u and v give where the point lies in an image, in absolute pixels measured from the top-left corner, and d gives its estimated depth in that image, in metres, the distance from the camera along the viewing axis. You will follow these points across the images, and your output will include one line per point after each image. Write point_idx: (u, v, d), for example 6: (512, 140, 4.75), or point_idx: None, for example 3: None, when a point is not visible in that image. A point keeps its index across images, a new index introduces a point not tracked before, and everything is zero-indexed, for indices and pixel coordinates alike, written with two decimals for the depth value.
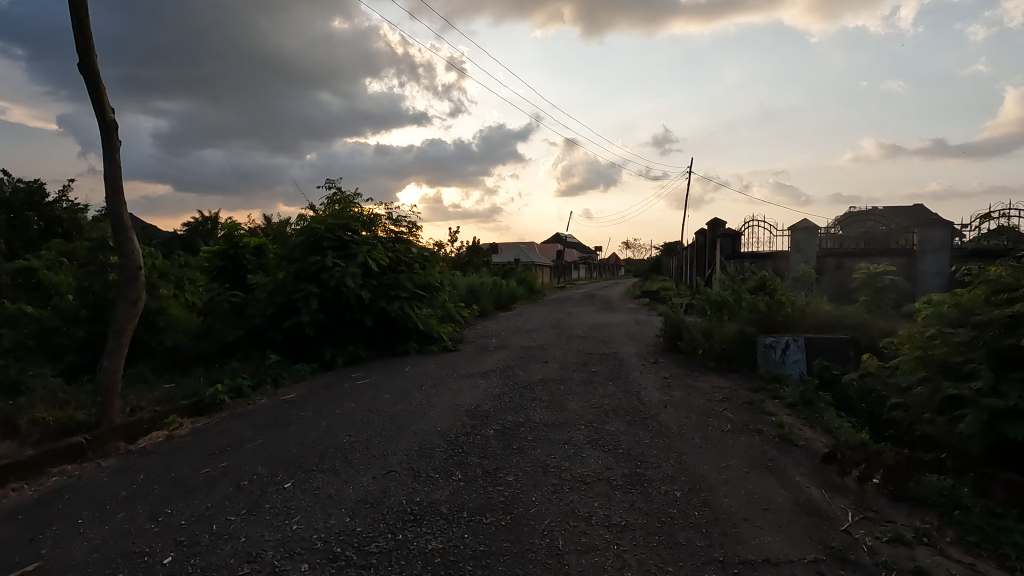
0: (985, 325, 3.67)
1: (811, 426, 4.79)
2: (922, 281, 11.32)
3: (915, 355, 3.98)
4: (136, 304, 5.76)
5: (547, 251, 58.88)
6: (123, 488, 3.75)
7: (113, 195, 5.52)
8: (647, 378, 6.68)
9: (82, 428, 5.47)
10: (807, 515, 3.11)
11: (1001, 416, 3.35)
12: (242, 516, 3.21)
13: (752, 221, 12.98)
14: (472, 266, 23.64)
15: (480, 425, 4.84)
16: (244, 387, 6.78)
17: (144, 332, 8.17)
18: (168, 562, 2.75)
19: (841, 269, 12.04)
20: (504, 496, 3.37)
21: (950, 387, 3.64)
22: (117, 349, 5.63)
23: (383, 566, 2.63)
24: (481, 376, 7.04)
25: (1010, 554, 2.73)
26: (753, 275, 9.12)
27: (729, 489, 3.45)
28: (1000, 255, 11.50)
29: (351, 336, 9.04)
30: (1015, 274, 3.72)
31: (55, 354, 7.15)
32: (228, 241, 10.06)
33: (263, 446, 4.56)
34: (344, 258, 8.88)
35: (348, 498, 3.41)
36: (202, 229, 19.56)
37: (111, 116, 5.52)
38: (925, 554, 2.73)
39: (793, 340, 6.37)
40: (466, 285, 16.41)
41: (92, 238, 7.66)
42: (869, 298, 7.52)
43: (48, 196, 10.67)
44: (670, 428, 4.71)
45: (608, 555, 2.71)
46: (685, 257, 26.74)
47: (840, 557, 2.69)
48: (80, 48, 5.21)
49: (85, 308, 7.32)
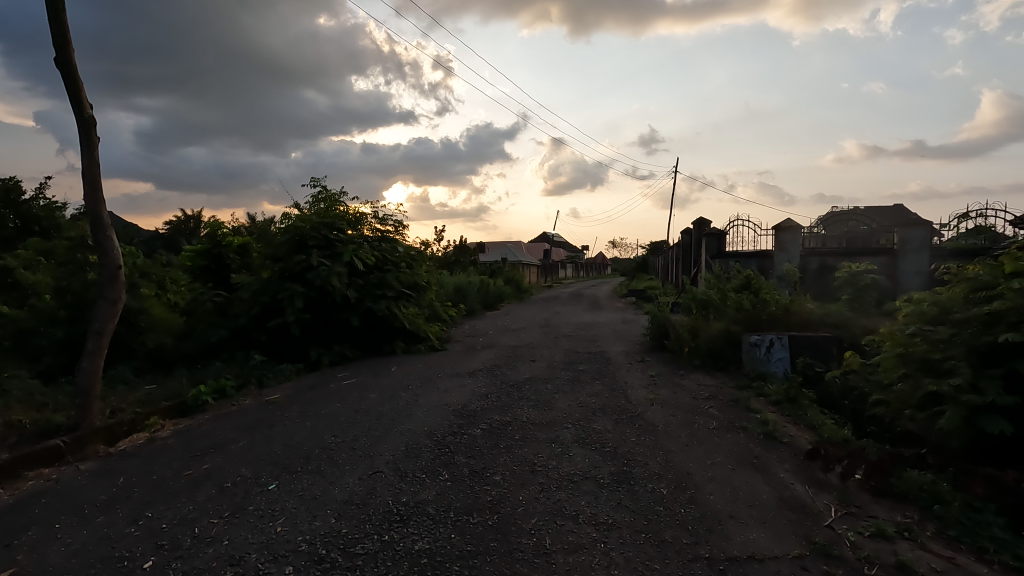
0: (964, 323, 3.74)
1: (795, 423, 4.85)
2: (902, 280, 11.53)
3: (896, 353, 4.05)
4: (116, 304, 5.65)
5: (534, 250, 58.90)
6: (103, 492, 3.68)
7: (91, 192, 5.41)
8: (633, 377, 6.71)
9: (60, 430, 5.37)
10: (792, 512, 3.15)
11: (980, 411, 3.41)
12: (225, 519, 3.16)
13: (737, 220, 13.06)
14: (459, 265, 23.61)
15: (467, 425, 4.82)
16: (228, 388, 6.70)
17: (125, 332, 8.05)
18: (148, 567, 2.71)
19: (825, 268, 12.21)
20: (491, 495, 3.36)
21: (930, 384, 3.70)
22: (97, 350, 5.53)
23: (368, 569, 2.60)
24: (469, 376, 7.02)
25: (989, 548, 2.78)
26: (738, 273, 9.20)
27: (715, 486, 3.48)
28: (977, 255, 11.74)
29: (337, 336, 8.96)
30: (993, 273, 3.81)
31: (32, 355, 7.02)
32: (211, 239, 9.97)
33: (247, 447, 4.50)
34: (329, 258, 8.80)
35: (334, 499, 3.38)
36: (185, 228, 19.32)
37: (89, 113, 5.41)
38: (906, 549, 2.77)
39: (777, 338, 6.48)
40: (453, 284, 16.36)
41: (70, 237, 7.52)
42: (852, 297, 7.63)
43: (25, 193, 10.47)
44: (656, 426, 4.73)
45: (595, 554, 2.71)
46: (671, 256, 26.97)
47: (824, 552, 2.72)
48: (57, 42, 5.10)
49: (63, 308, 7.18)
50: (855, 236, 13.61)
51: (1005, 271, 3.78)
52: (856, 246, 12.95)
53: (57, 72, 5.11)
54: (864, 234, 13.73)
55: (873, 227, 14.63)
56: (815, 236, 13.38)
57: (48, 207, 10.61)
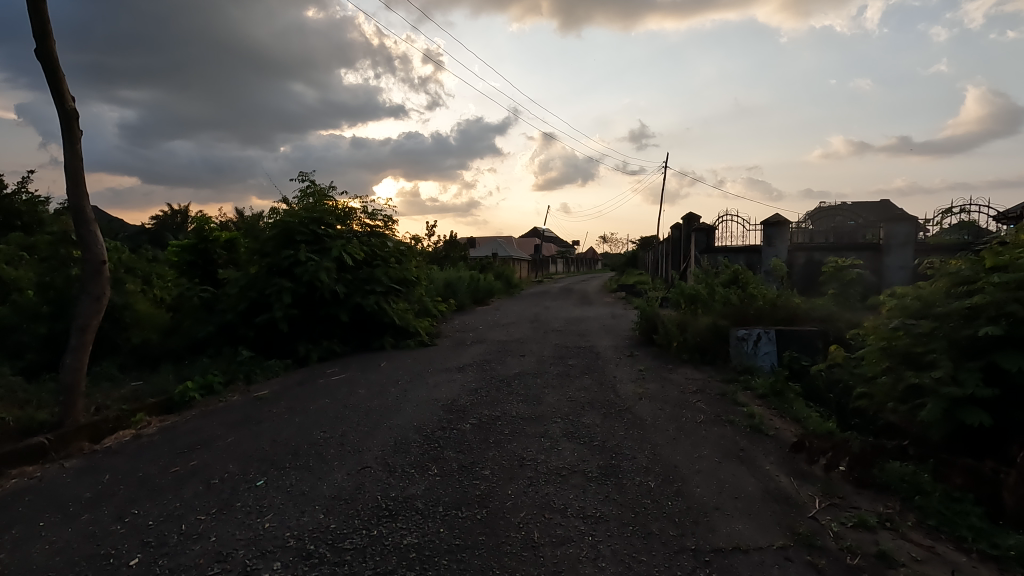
0: (945, 316, 3.80)
1: (781, 416, 4.91)
2: (887, 275, 11.71)
3: (880, 346, 4.10)
4: (100, 300, 5.59)
5: (523, 245, 58.75)
6: (88, 489, 3.64)
7: (74, 186, 5.33)
8: (622, 371, 6.76)
9: (43, 428, 5.32)
10: (776, 503, 3.19)
11: (960, 403, 3.47)
12: (212, 516, 3.15)
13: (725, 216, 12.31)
14: (449, 260, 23.59)
15: (456, 420, 4.83)
16: (215, 384, 6.66)
17: (109, 328, 7.97)
18: (134, 564, 2.69)
19: (812, 263, 12.36)
20: (479, 490, 3.37)
21: (913, 377, 3.75)
22: (80, 346, 5.48)
23: (357, 563, 2.60)
24: (458, 371, 7.01)
25: (967, 536, 2.83)
26: (727, 268, 9.27)
27: (702, 479, 3.52)
28: (959, 250, 11.95)
29: (326, 332, 8.85)
30: (974, 268, 3.87)
31: (15, 352, 6.93)
32: (198, 234, 9.84)
33: (235, 444, 4.47)
34: (318, 253, 8.75)
35: (322, 494, 3.37)
36: (172, 223, 19.13)
37: (71, 106, 5.32)
38: (887, 539, 2.82)
39: (764, 332, 6.57)
40: (443, 280, 16.34)
41: (53, 232, 7.41)
42: (838, 291, 7.72)
43: (6, 188, 10.28)
44: (645, 420, 4.77)
45: (583, 546, 2.73)
46: (660, 252, 27.17)
47: (808, 543, 2.76)
48: (37, 33, 5.00)
49: (47, 304, 7.09)
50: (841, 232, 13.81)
51: (986, 266, 3.84)
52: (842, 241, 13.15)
53: (38, 65, 5.02)
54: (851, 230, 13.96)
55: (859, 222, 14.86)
56: (802, 232, 13.54)
57: (31, 202, 10.43)
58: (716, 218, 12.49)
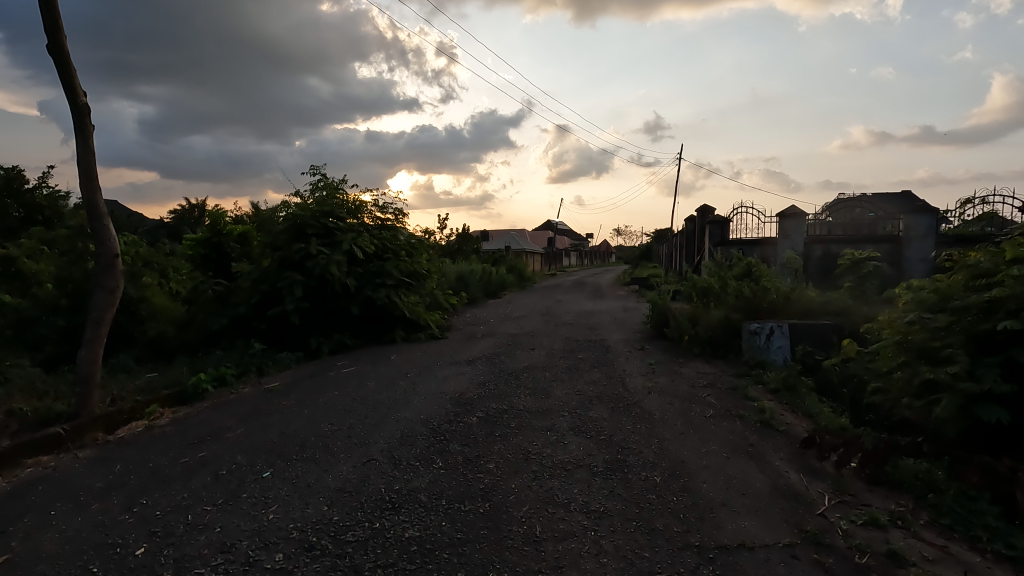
0: (963, 310, 3.69)
1: (793, 410, 4.84)
2: (906, 267, 11.50)
3: (895, 340, 4.00)
4: (113, 293, 5.67)
5: (536, 238, 58.69)
6: (99, 479, 3.70)
7: (87, 180, 5.40)
8: (631, 365, 6.70)
9: (60, 419, 5.42)
10: (784, 500, 3.13)
11: (976, 399, 3.38)
12: (218, 507, 3.18)
13: (741, 208, 13.17)
14: (461, 253, 23.65)
15: (463, 413, 4.83)
16: (228, 376, 6.74)
17: (126, 321, 8.10)
18: (140, 554, 2.72)
19: (828, 256, 12.18)
20: (483, 483, 3.36)
21: (928, 372, 3.66)
22: (95, 339, 5.57)
23: (358, 556, 2.61)
24: (468, 364, 7.02)
25: (982, 536, 2.76)
26: (740, 261, 9.16)
27: (709, 474, 3.48)
28: (982, 243, 11.70)
29: (337, 325, 8.90)
30: (994, 260, 3.75)
31: (34, 344, 7.07)
32: (212, 228, 9.95)
33: (244, 435, 4.52)
34: (328, 246, 8.78)
35: (327, 486, 3.39)
36: (189, 216, 19.40)
37: (83, 100, 5.37)
38: (898, 538, 2.75)
39: (777, 326, 6.50)
40: (455, 273, 16.37)
41: (70, 226, 7.54)
42: (853, 284, 7.58)
43: (27, 183, 10.48)
44: (653, 414, 4.72)
45: (585, 541, 2.71)
46: (675, 244, 26.94)
47: (815, 541, 2.70)
48: (49, 29, 5.06)
49: (65, 297, 7.21)
50: (859, 224, 13.61)
51: (1007, 258, 3.71)
52: (860, 233, 12.96)
53: (50, 60, 5.08)
54: (869, 222, 13.77)
55: (878, 214, 14.62)
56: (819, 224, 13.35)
57: (51, 197, 10.63)
58: (732, 209, 13.33)
